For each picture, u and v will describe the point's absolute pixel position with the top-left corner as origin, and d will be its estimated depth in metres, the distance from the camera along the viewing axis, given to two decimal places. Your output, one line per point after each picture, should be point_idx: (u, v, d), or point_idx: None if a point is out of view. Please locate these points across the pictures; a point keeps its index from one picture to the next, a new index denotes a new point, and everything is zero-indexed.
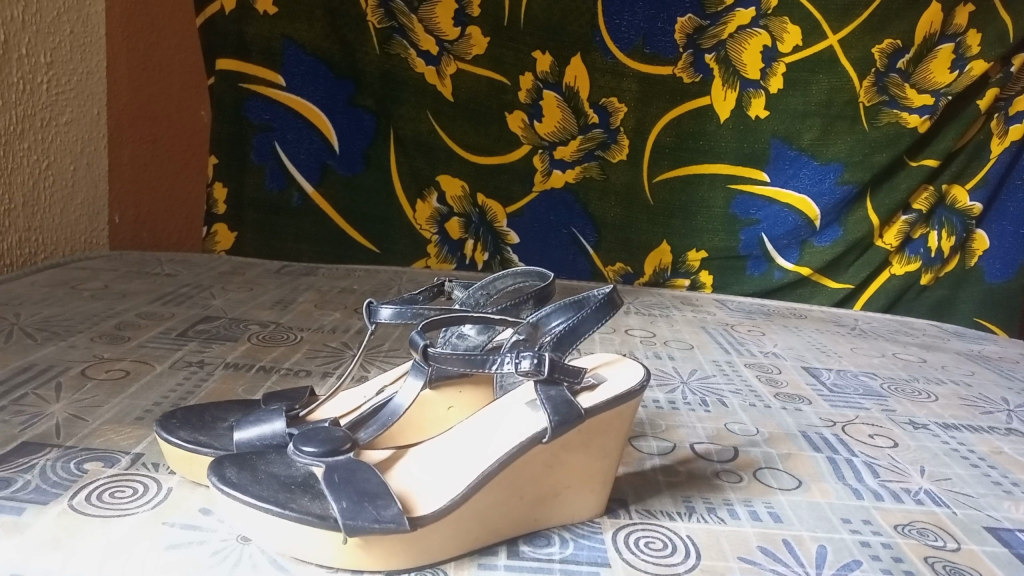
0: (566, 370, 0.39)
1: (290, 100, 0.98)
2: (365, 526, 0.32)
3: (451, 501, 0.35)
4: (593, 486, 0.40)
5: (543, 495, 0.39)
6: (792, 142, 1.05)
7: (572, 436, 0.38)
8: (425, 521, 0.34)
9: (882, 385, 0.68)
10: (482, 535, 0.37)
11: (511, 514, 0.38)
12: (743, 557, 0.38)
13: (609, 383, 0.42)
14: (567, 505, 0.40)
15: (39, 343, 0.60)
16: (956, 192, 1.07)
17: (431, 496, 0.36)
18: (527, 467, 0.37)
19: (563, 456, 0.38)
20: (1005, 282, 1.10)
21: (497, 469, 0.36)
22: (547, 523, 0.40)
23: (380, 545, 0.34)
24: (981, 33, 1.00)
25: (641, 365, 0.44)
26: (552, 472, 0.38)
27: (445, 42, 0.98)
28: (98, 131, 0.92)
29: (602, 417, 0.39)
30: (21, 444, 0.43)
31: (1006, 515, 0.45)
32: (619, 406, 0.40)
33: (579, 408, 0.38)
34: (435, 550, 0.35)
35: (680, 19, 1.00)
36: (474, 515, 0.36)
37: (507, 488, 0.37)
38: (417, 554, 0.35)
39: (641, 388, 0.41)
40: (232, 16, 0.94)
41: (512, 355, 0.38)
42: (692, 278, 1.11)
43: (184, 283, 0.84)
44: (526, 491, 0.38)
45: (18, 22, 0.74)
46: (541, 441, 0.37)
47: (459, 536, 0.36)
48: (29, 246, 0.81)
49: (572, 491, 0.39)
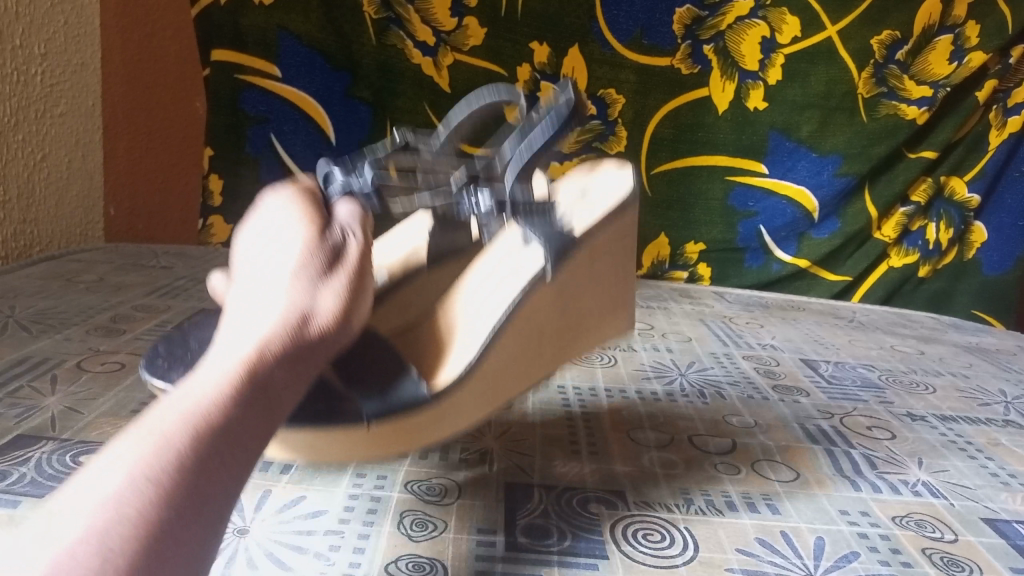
0: (530, 203, 0.39)
1: (285, 91, 0.97)
2: (391, 411, 0.33)
3: (465, 365, 0.36)
4: (604, 310, 0.42)
5: (567, 348, 0.40)
6: (790, 134, 1.04)
7: (568, 274, 0.39)
8: (448, 389, 0.35)
9: (879, 377, 0.68)
10: (511, 397, 0.38)
11: (538, 370, 0.39)
12: (741, 549, 0.38)
13: (597, 199, 0.42)
14: (586, 346, 0.41)
15: (34, 336, 0.59)
16: (954, 184, 1.07)
17: (442, 363, 0.37)
18: (535, 313, 0.38)
19: (570, 299, 0.40)
20: (1002, 274, 1.10)
21: (505, 317, 0.36)
22: (572, 369, 0.41)
23: (410, 430, 0.34)
24: (979, 24, 0.99)
25: (624, 167, 0.44)
26: (564, 318, 0.40)
27: (442, 33, 0.97)
28: (92, 123, 0.91)
29: (592, 238, 0.40)
30: (15, 437, 0.43)
31: (1002, 506, 0.45)
32: (601, 222, 0.41)
33: (565, 232, 0.39)
34: (472, 417, 0.37)
35: (678, 10, 1.00)
36: (496, 369, 0.37)
37: (521, 341, 0.37)
38: (449, 426, 0.35)
39: (626, 190, 0.42)
40: (226, 8, 0.93)
41: (473, 197, 0.39)
42: (690, 270, 1.10)
43: (179, 276, 0.83)
44: (549, 345, 0.39)
45: (12, 13, 0.73)
46: (543, 280, 0.38)
47: (489, 396, 0.37)
48: (23, 238, 0.80)
49: (587, 325, 0.41)
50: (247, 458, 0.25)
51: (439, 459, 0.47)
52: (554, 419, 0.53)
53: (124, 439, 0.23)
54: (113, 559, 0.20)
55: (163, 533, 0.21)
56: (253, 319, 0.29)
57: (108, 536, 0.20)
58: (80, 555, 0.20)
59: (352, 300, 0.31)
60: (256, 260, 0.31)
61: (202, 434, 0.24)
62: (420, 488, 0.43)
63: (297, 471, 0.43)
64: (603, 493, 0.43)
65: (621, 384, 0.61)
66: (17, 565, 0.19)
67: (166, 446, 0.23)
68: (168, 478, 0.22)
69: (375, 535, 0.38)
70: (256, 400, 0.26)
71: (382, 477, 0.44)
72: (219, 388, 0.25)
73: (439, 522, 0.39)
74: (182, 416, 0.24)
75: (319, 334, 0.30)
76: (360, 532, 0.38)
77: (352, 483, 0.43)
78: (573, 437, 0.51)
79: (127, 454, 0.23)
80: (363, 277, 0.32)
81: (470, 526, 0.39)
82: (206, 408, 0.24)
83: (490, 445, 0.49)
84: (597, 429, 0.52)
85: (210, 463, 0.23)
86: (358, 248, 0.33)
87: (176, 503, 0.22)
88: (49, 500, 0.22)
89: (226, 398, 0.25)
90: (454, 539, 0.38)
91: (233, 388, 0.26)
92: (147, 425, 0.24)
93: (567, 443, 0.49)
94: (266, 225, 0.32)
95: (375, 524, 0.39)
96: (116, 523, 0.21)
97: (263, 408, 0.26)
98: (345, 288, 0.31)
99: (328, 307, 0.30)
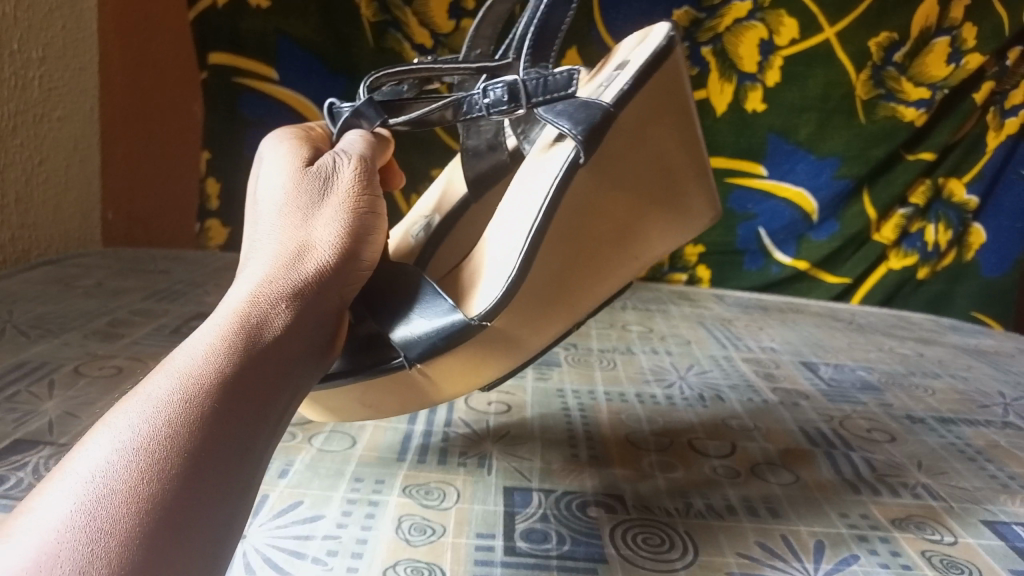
0: (547, 92, 0.41)
1: (282, 95, 0.97)
2: (433, 347, 0.38)
3: (503, 287, 0.39)
4: (670, 196, 0.42)
5: (630, 252, 0.42)
6: (789, 136, 1.04)
7: (609, 166, 0.41)
8: (493, 313, 0.38)
9: (879, 380, 0.68)
10: (571, 298, 0.41)
11: (601, 278, 0.42)
12: (741, 553, 0.38)
13: (615, 82, 0.42)
14: (650, 234, 0.42)
15: (31, 341, 0.59)
16: (952, 186, 1.07)
17: (495, 275, 0.40)
18: (575, 206, 0.40)
19: (617, 191, 0.41)
20: (1000, 276, 1.10)
21: (544, 221, 0.40)
22: (639, 256, 0.42)
23: (467, 354, 0.39)
24: (977, 27, 0.99)
25: (666, 26, 0.43)
26: (608, 226, 0.41)
27: (440, 36, 0.97)
28: (91, 126, 0.90)
29: (611, 141, 0.40)
30: (13, 442, 0.43)
31: (1003, 509, 0.44)
32: (614, 120, 0.40)
33: (586, 116, 0.40)
34: (546, 328, 0.41)
35: (676, 12, 1.00)
36: (547, 280, 0.40)
37: (567, 243, 0.41)
38: (512, 325, 0.39)
39: (662, 49, 0.41)
40: (224, 12, 0.93)
41: (485, 90, 0.43)
42: (689, 273, 1.10)
43: (177, 280, 0.83)
44: (603, 254, 0.41)
45: (10, 18, 0.73)
46: (579, 166, 0.40)
47: (556, 306, 0.41)
48: (21, 243, 0.80)
49: (649, 216, 0.42)
50: (257, 412, 0.29)
51: (438, 463, 0.46)
52: (553, 423, 0.53)
53: (139, 398, 0.28)
54: (133, 503, 0.24)
55: (183, 475, 0.25)
56: (256, 281, 0.34)
57: (126, 484, 0.24)
58: (103, 500, 0.24)
59: (354, 252, 0.37)
60: (268, 229, 0.37)
61: (207, 392, 0.28)
62: (418, 492, 0.42)
63: (295, 475, 0.43)
64: (603, 497, 0.43)
65: (620, 387, 0.60)
66: (60, 499, 0.24)
67: (164, 416, 0.27)
68: (180, 430, 0.26)
69: (373, 539, 0.37)
70: (259, 359, 0.30)
71: (380, 482, 0.44)
72: (222, 349, 0.30)
73: (437, 526, 0.39)
74: (188, 376, 0.28)
75: (327, 286, 0.35)
76: (359, 537, 0.38)
77: (350, 487, 0.43)
78: (573, 440, 0.50)
79: (131, 425, 0.26)
80: (365, 231, 0.38)
81: (468, 530, 0.39)
82: (210, 368, 0.29)
83: (489, 450, 0.49)
84: (596, 433, 0.52)
85: (219, 411, 0.27)
86: (357, 205, 0.39)
87: (191, 453, 0.26)
88: (77, 450, 0.26)
89: (227, 359, 0.29)
90: (452, 543, 0.37)
91: (220, 362, 0.29)
92: (156, 381, 0.28)
93: (567, 447, 0.49)
94: (275, 198, 0.39)
95: (373, 529, 0.38)
96: (132, 470, 0.25)
97: (268, 366, 0.30)
98: (345, 244, 0.37)
99: (331, 262, 0.36)
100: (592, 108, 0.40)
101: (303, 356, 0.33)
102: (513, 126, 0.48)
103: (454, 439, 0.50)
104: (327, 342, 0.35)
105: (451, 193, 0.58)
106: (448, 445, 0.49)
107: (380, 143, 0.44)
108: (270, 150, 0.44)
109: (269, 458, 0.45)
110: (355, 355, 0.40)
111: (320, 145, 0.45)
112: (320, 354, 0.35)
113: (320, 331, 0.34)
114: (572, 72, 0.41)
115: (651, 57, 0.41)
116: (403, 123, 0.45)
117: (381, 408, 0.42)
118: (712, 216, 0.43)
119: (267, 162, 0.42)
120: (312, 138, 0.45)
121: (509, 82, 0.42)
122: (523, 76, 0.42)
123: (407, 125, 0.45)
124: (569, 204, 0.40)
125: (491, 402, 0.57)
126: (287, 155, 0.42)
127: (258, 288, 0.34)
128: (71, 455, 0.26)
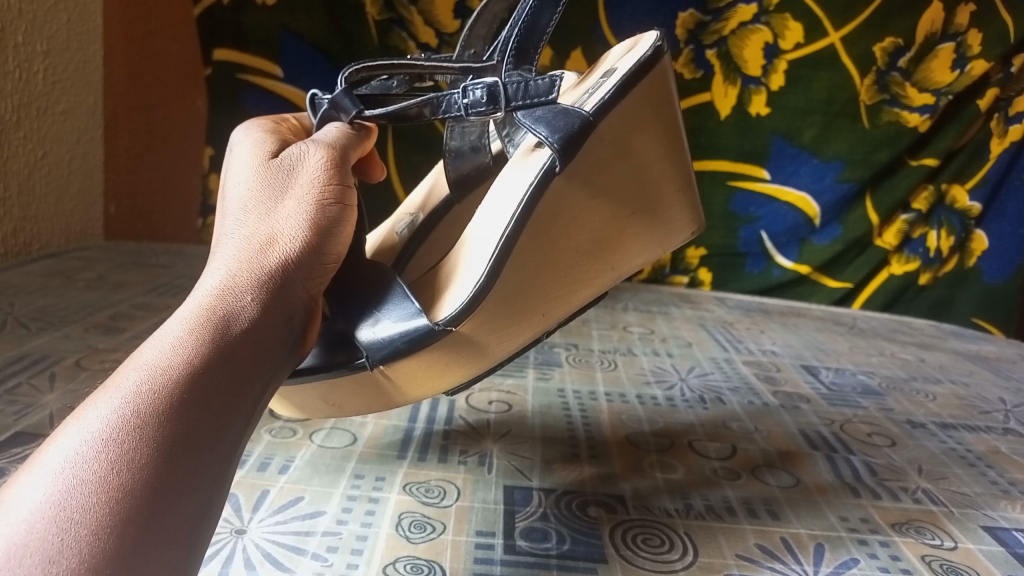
0: (528, 96, 0.40)
1: (286, 91, 0.97)
2: (396, 350, 0.38)
3: (470, 295, 0.38)
4: (651, 205, 0.41)
5: (607, 262, 0.40)
6: (792, 139, 1.05)
7: (588, 172, 0.39)
8: (458, 318, 0.37)
9: (880, 384, 0.68)
10: (546, 303, 0.39)
11: (577, 288, 0.40)
12: (741, 555, 0.38)
13: (600, 90, 0.40)
14: (630, 245, 0.41)
15: (33, 333, 0.59)
16: (956, 192, 1.07)
17: (465, 283, 0.40)
18: (552, 211, 0.39)
19: (596, 196, 0.40)
20: (1003, 282, 1.10)
21: (519, 229, 0.38)
22: (619, 267, 0.41)
23: (430, 360, 0.39)
24: (982, 33, 0.99)
25: (656, 33, 0.42)
26: (586, 234, 0.40)
27: (445, 35, 0.97)
28: (93, 121, 0.91)
29: (593, 148, 0.39)
30: (13, 435, 0.43)
31: (1003, 514, 0.44)
32: (595, 129, 0.39)
33: (565, 124, 0.39)
34: (516, 337, 0.39)
35: (682, 14, 0.99)
36: (519, 288, 0.39)
37: (541, 251, 0.39)
38: (478, 335, 0.38)
39: (652, 56, 0.40)
40: (230, 8, 0.93)
41: (466, 88, 0.41)
42: (691, 275, 1.10)
43: (179, 275, 0.83)
44: (580, 261, 0.40)
45: (15, 10, 0.73)
46: (554, 173, 0.39)
47: (527, 316, 0.39)
48: (23, 236, 0.80)
49: (631, 226, 0.41)
50: (227, 406, 0.28)
51: (438, 460, 0.46)
52: (553, 422, 0.53)
53: (109, 390, 0.28)
54: (104, 494, 0.24)
55: (154, 465, 0.25)
56: (226, 273, 0.34)
57: (96, 477, 0.24)
58: (72, 493, 0.24)
59: (322, 241, 0.37)
60: (235, 218, 0.37)
61: (176, 382, 0.28)
62: (419, 489, 0.42)
63: (295, 471, 0.43)
64: (602, 496, 0.43)
65: (621, 388, 0.60)
66: (31, 492, 0.24)
67: (135, 410, 0.26)
68: (151, 422, 0.26)
69: (373, 536, 0.37)
70: (231, 350, 0.30)
71: (381, 479, 0.43)
72: (193, 340, 0.30)
73: (438, 523, 0.39)
74: (158, 368, 0.28)
75: (296, 276, 0.35)
76: (359, 533, 0.38)
77: (351, 484, 0.43)
78: (574, 440, 0.50)
79: (98, 422, 0.26)
80: (334, 220, 0.38)
81: (469, 528, 0.39)
82: (180, 358, 0.29)
83: (489, 448, 0.49)
84: (596, 434, 0.52)
85: (187, 402, 0.27)
86: (327, 193, 0.38)
87: (161, 444, 0.26)
88: (47, 444, 0.26)
89: (198, 350, 0.29)
90: (453, 541, 0.37)
91: (189, 356, 0.29)
92: (125, 375, 0.28)
93: (567, 447, 0.49)
94: (242, 187, 0.39)
95: (373, 525, 0.38)
96: (102, 462, 0.25)
97: (240, 355, 0.30)
98: (310, 235, 0.37)
99: (300, 252, 0.36)
100: (572, 116, 0.39)
101: (276, 346, 0.33)
102: (496, 129, 0.48)
103: (454, 436, 0.50)
104: (298, 333, 0.35)
105: (436, 191, 0.59)
106: (449, 442, 0.49)
107: (360, 136, 0.44)
108: (238, 141, 0.44)
109: (269, 454, 0.45)
110: (325, 352, 0.40)
111: (288, 137, 0.45)
112: (292, 346, 0.35)
113: (289, 325, 0.34)
114: (554, 78, 0.40)
115: (637, 65, 0.40)
116: (379, 118, 0.43)
117: (346, 408, 0.42)
118: (691, 229, 0.43)
119: (235, 153, 0.42)
120: (280, 131, 0.45)
121: (490, 84, 0.41)
122: (504, 79, 0.41)
123: (383, 121, 0.44)
124: (545, 211, 0.39)
125: (492, 400, 0.57)
126: (253, 146, 0.42)
127: (228, 279, 0.33)
128: (42, 448, 0.26)
